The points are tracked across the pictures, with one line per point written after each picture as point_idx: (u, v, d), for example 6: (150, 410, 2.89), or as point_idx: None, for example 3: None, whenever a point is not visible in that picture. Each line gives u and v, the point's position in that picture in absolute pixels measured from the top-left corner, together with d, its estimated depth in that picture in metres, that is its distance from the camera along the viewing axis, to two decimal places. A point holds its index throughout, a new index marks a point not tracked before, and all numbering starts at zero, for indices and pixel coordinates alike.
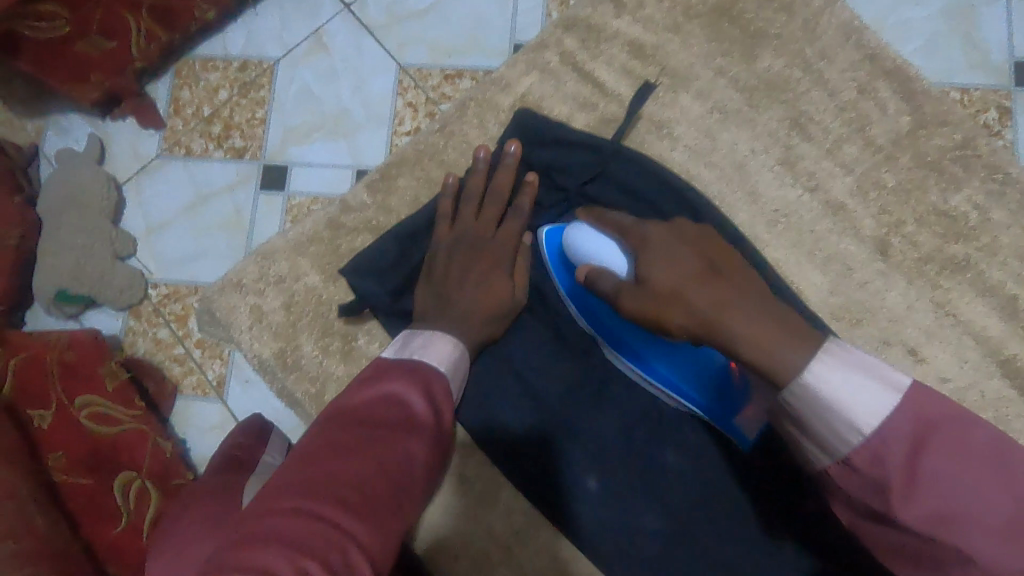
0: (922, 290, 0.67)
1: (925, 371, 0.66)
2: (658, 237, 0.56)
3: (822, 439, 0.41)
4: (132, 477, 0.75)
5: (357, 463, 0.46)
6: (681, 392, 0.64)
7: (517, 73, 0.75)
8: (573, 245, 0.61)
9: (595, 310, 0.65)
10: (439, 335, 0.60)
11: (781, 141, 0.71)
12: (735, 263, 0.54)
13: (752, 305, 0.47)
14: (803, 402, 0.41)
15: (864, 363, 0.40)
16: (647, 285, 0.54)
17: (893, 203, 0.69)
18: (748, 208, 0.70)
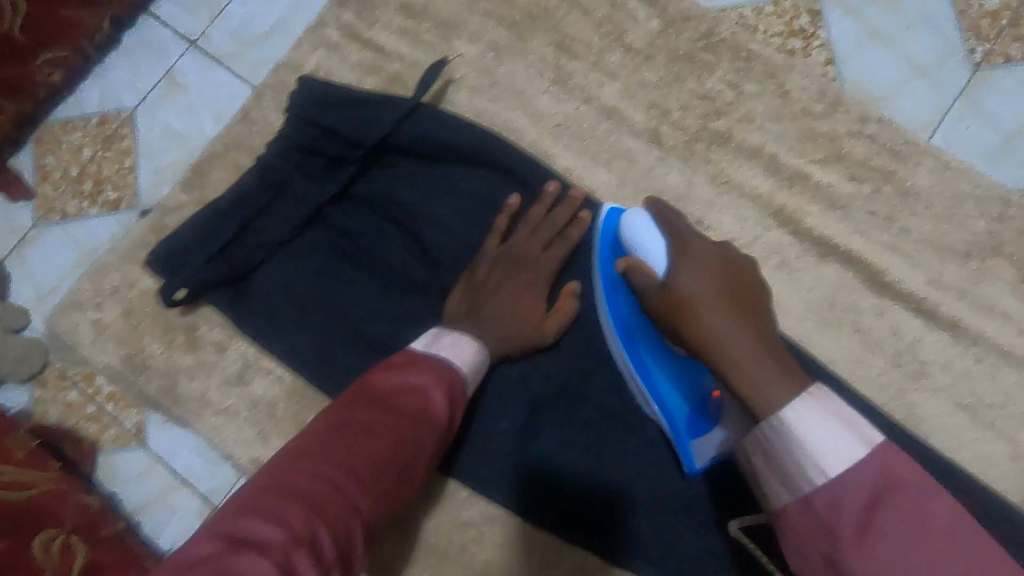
0: (696, 166, 0.74)
1: (713, 235, 0.73)
2: (705, 251, 0.57)
3: (787, 474, 0.42)
4: (53, 534, 0.67)
5: (371, 440, 0.49)
6: (658, 398, 0.65)
7: (304, 52, 0.79)
8: (630, 230, 0.62)
9: (621, 305, 0.66)
10: (467, 338, 0.63)
11: (552, 64, 0.78)
12: (763, 298, 0.55)
13: (760, 335, 0.51)
14: (775, 433, 0.43)
15: (840, 412, 0.42)
16: (670, 288, 0.55)
17: (657, 97, 0.76)
18: (533, 127, 0.76)
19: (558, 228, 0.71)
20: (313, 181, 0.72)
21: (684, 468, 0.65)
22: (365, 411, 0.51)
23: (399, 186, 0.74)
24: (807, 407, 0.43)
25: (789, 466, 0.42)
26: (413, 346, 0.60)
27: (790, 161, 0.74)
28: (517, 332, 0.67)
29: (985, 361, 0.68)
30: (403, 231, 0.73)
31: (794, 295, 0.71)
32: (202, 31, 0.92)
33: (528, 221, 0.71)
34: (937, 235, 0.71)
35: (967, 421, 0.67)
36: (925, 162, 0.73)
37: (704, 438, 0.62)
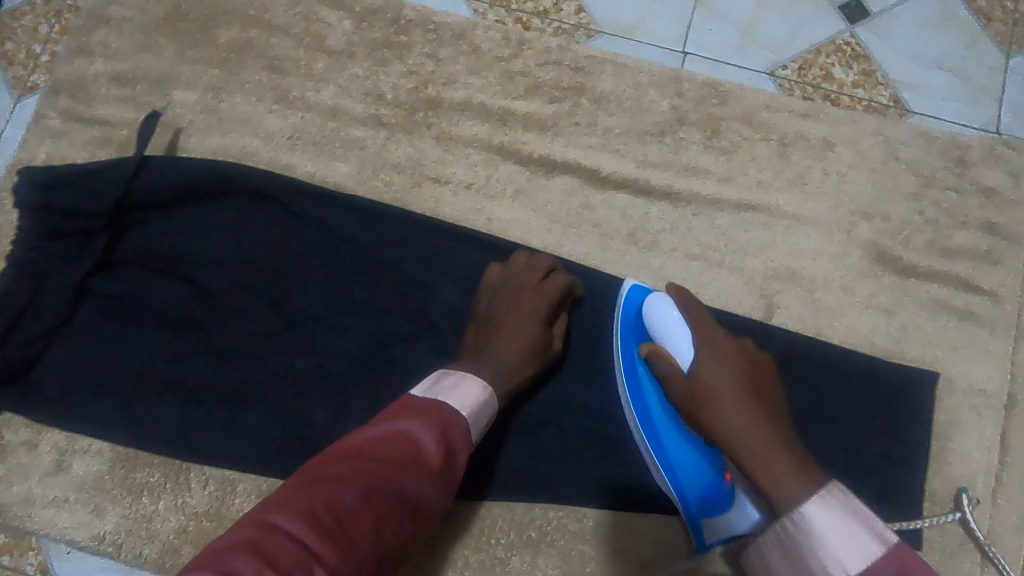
0: (420, 134, 0.82)
1: (452, 187, 0.81)
2: (724, 346, 0.65)
3: (805, 568, 0.47)
4: None
5: (348, 489, 0.48)
6: (675, 479, 0.69)
7: (33, 148, 0.82)
8: (652, 320, 0.69)
9: (645, 401, 0.71)
10: (469, 378, 0.63)
11: (268, 86, 0.84)
12: (779, 398, 0.63)
13: (773, 427, 0.59)
14: (795, 529, 0.49)
15: (858, 510, 0.47)
16: (694, 380, 0.64)
17: (369, 86, 0.83)
18: (267, 147, 0.82)
19: (548, 265, 0.75)
20: (66, 261, 0.74)
21: (695, 542, 0.70)
22: (341, 463, 0.51)
23: (158, 239, 0.78)
24: (824, 510, 0.48)
25: (802, 557, 0.48)
26: (412, 390, 0.59)
27: (496, 103, 0.83)
28: (529, 360, 0.69)
29: (701, 213, 0.80)
30: (174, 278, 0.77)
31: (535, 214, 0.80)
32: None
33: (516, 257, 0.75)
34: (635, 125, 0.82)
35: (702, 267, 0.78)
36: (605, 69, 0.84)
37: (719, 516, 0.67)
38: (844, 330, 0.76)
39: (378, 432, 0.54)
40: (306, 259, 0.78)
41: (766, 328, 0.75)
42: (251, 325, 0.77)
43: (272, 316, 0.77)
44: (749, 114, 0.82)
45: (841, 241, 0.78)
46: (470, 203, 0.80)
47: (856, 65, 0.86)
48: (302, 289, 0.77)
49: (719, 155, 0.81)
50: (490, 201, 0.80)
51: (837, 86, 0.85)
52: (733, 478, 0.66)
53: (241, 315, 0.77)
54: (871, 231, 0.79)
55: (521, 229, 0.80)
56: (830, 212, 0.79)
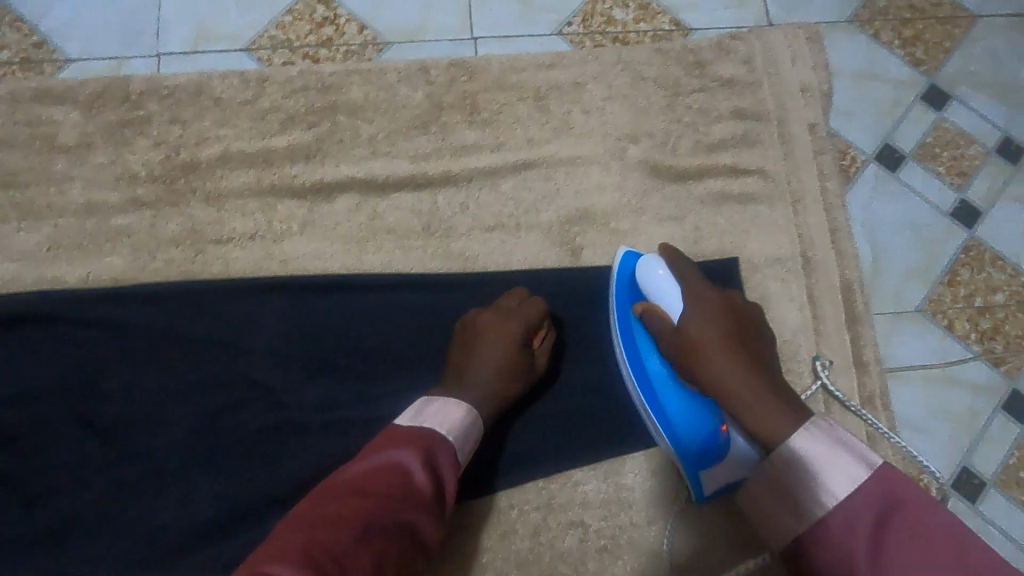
0: (188, 200, 0.79)
1: (235, 242, 0.79)
2: (718, 301, 0.65)
3: (800, 503, 0.50)
4: None
5: (344, 531, 0.51)
6: (676, 436, 0.67)
7: None
8: (646, 278, 0.68)
9: (642, 364, 0.69)
10: (449, 402, 0.65)
11: (9, 203, 0.78)
12: (769, 348, 0.64)
13: (763, 378, 0.59)
14: (786, 464, 0.52)
15: (844, 440, 0.51)
16: (687, 334, 0.63)
17: (119, 170, 0.80)
18: (25, 265, 0.76)
19: (520, 285, 0.76)
20: None
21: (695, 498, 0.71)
22: (337, 506, 0.53)
23: None
24: (813, 443, 0.51)
25: (792, 491, 0.51)
26: (398, 421, 0.63)
27: (255, 146, 0.81)
28: (513, 383, 0.70)
29: (485, 186, 0.81)
30: None
31: (327, 240, 0.79)
32: None
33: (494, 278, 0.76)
34: (397, 125, 0.83)
35: (503, 236, 0.80)
36: (352, 81, 0.84)
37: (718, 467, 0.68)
38: (646, 247, 0.80)
39: (366, 468, 0.57)
40: (102, 365, 0.73)
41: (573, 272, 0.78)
42: (62, 453, 0.71)
43: (82, 435, 0.72)
44: (500, 80, 0.85)
45: (619, 168, 0.82)
46: (258, 252, 0.78)
47: (631, 3, 0.93)
48: (105, 397, 0.73)
49: (484, 127, 0.83)
50: (279, 242, 0.79)
51: (622, 26, 0.93)
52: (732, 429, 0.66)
53: (49, 447, 0.71)
54: (642, 151, 0.83)
55: (318, 259, 0.78)
56: (600, 145, 0.83)
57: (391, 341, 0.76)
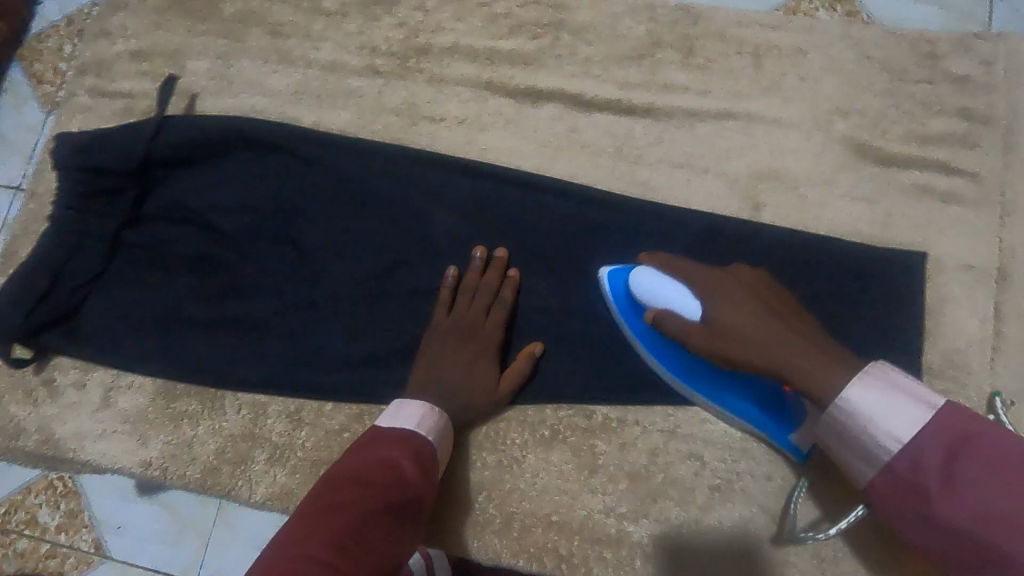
0: (414, 78, 0.88)
1: (446, 123, 0.86)
2: (718, 280, 0.68)
3: (865, 451, 0.56)
4: None
5: (357, 514, 0.59)
6: (738, 412, 0.71)
7: (67, 122, 0.90)
8: (640, 285, 0.70)
9: (669, 358, 0.71)
10: (421, 403, 0.72)
11: (273, 49, 0.91)
12: (783, 305, 0.66)
13: (799, 344, 0.61)
14: (839, 413, 0.57)
15: (897, 384, 0.55)
16: (714, 324, 0.65)
17: (364, 39, 0.90)
18: (275, 102, 0.89)
19: (494, 289, 0.77)
20: (103, 215, 0.83)
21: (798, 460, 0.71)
22: (344, 493, 0.61)
23: (181, 191, 0.84)
24: (864, 384, 0.56)
25: (861, 438, 0.55)
26: (378, 424, 0.70)
27: (482, 44, 0.88)
28: (471, 400, 0.74)
29: (683, 125, 0.84)
30: (196, 223, 0.84)
31: (526, 139, 0.85)
32: (11, 174, 0.98)
33: (465, 291, 0.77)
34: (613, 52, 0.87)
35: (689, 175, 0.82)
36: (581, 3, 0.89)
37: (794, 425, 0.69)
38: (829, 220, 0.79)
39: (362, 460, 0.65)
40: (312, 199, 0.84)
41: (754, 227, 0.79)
42: (267, 262, 0.82)
43: (286, 251, 0.83)
44: (721, 31, 0.86)
45: (820, 139, 0.82)
46: (463, 135, 0.86)
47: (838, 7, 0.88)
48: (312, 226, 0.83)
49: (695, 72, 0.85)
50: (481, 132, 0.86)
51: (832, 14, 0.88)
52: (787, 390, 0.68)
53: (259, 254, 0.83)
54: (849, 128, 0.82)
55: (513, 156, 0.85)
56: (807, 113, 0.83)
57: (559, 245, 0.80)
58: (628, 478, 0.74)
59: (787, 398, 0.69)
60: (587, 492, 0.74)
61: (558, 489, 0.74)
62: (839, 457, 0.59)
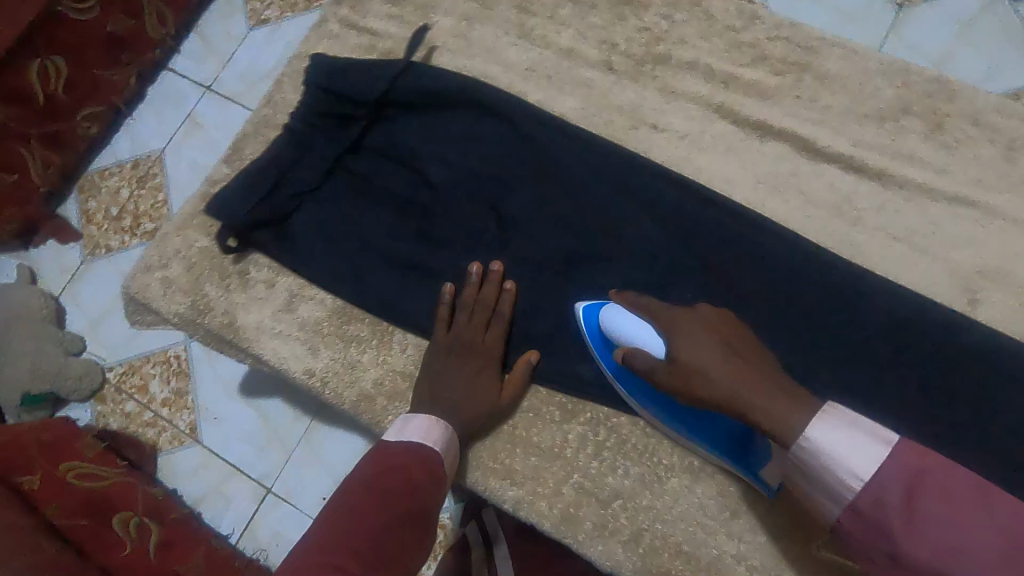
0: (646, 83, 0.89)
1: (667, 135, 0.86)
2: (682, 322, 0.71)
3: (831, 490, 0.56)
4: (130, 515, 1.19)
5: (375, 518, 0.58)
6: (712, 448, 0.72)
7: (313, 44, 0.97)
8: (614, 322, 0.74)
9: (642, 389, 0.74)
10: (417, 417, 0.72)
11: (515, 23, 0.94)
12: (757, 349, 0.69)
13: (771, 386, 0.63)
14: (801, 452, 0.57)
15: (854, 422, 0.56)
16: (677, 363, 0.68)
17: (606, 34, 0.91)
18: (507, 73, 0.91)
19: (496, 306, 0.80)
20: (329, 136, 0.87)
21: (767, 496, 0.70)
22: (358, 499, 0.60)
23: (404, 134, 0.89)
24: (823, 421, 0.57)
25: (823, 479, 0.56)
26: (382, 439, 0.70)
27: (722, 67, 0.88)
28: (475, 406, 0.75)
29: (911, 199, 0.81)
30: (409, 168, 0.88)
31: (744, 171, 0.84)
32: None
33: (466, 305, 0.80)
34: (855, 107, 0.85)
35: (905, 250, 0.79)
36: (834, 51, 0.87)
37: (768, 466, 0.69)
38: None
39: (375, 468, 0.64)
40: (521, 174, 0.87)
41: (969, 323, 0.74)
42: (465, 221, 0.86)
43: (485, 216, 0.86)
44: (976, 116, 0.82)
45: None
46: (681, 150, 0.86)
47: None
48: (514, 199, 0.86)
49: (938, 149, 0.82)
50: (700, 153, 0.85)
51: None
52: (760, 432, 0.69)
53: (460, 212, 0.86)
54: None
55: (726, 184, 0.84)
56: None
57: (757, 284, 0.78)
58: (770, 534, 0.72)
59: (755, 437, 0.70)
60: (724, 534, 0.73)
61: (695, 521, 0.74)
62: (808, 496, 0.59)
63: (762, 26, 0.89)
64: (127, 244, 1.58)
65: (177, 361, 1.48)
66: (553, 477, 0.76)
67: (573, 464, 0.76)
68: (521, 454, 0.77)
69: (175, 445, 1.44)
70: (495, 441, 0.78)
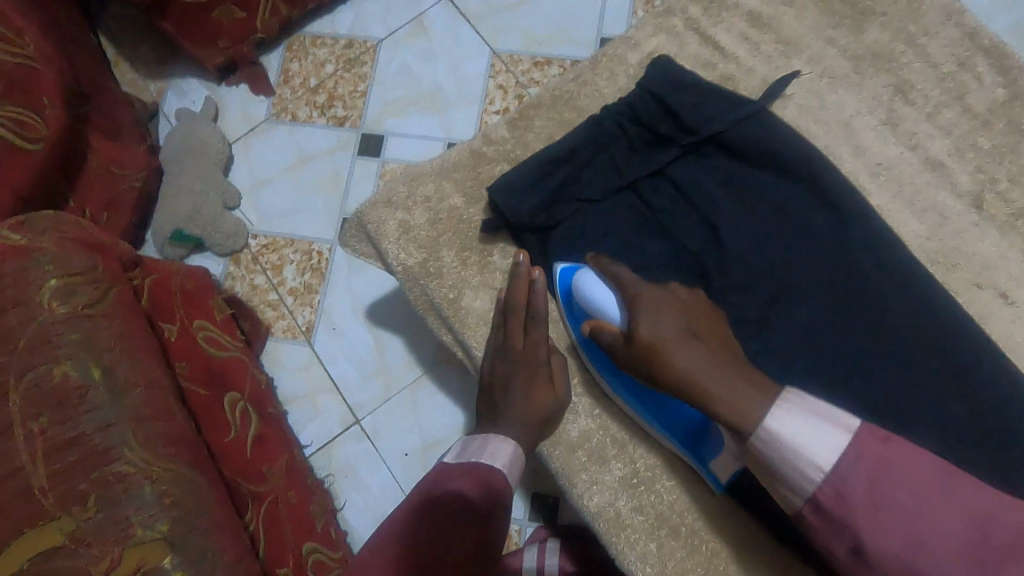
0: (1013, 240, 0.74)
1: (1016, 312, 0.72)
2: (649, 294, 0.68)
3: (792, 481, 0.54)
4: (237, 399, 1.15)
5: (416, 538, 0.60)
6: (665, 433, 0.71)
7: (645, 33, 0.84)
8: (580, 287, 0.72)
9: (600, 357, 0.74)
10: (494, 436, 0.70)
11: (885, 105, 0.79)
12: (716, 329, 0.68)
13: (728, 370, 0.61)
14: (762, 441, 0.55)
15: (810, 409, 0.54)
16: (634, 336, 0.65)
17: (987, 163, 0.76)
18: (853, 160, 0.78)
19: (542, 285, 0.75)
20: (635, 153, 0.77)
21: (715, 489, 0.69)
22: (406, 516, 0.62)
23: (714, 181, 0.77)
24: (784, 410, 0.55)
25: (783, 471, 0.54)
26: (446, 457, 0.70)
27: None
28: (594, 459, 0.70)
29: None
30: (705, 220, 0.76)
31: None
32: None
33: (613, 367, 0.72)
34: None
35: None
36: None
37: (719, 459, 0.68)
38: None
39: (429, 485, 0.65)
40: (832, 279, 0.73)
41: None
42: (745, 308, 0.74)
43: (770, 309, 0.74)
44: None
45: None
46: None
47: None
48: (812, 305, 0.73)
49: None
50: None
51: None
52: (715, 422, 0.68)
53: (743, 292, 0.74)
54: None
55: None
56: None
57: None
58: None
59: (710, 430, 0.70)
60: None
61: None
62: (773, 489, 0.56)
63: None
64: (313, 120, 1.49)
65: (318, 258, 1.43)
66: None
67: None
68: None
69: (287, 337, 1.40)
70: (688, 558, 0.69)
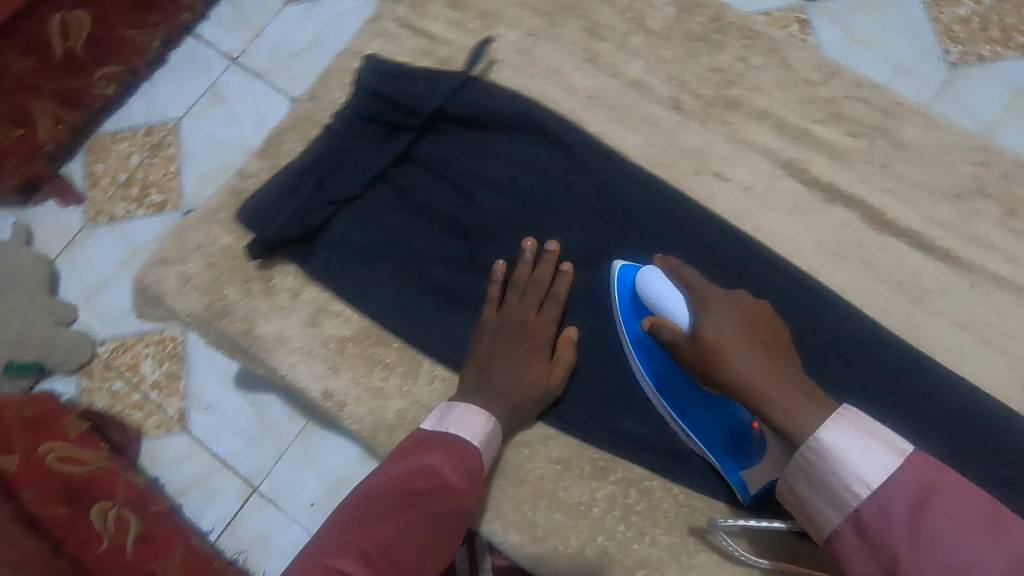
0: (713, 127, 0.84)
1: (731, 185, 0.82)
2: (717, 299, 0.66)
3: (833, 497, 0.53)
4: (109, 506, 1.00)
5: (388, 527, 0.61)
6: (704, 439, 0.71)
7: (363, 41, 0.91)
8: (647, 286, 0.70)
9: (655, 360, 0.72)
10: (473, 409, 0.70)
11: (583, 45, 0.89)
12: (775, 324, 0.66)
13: (773, 366, 0.61)
14: (815, 451, 0.54)
15: (870, 429, 0.54)
16: (698, 339, 0.64)
17: (676, 70, 0.87)
18: (568, 99, 0.87)
19: (541, 293, 0.76)
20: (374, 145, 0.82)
21: (740, 499, 0.70)
22: (388, 500, 0.63)
23: (453, 151, 0.84)
24: (840, 423, 0.54)
25: (827, 484, 0.53)
26: (425, 426, 0.70)
27: (795, 121, 0.84)
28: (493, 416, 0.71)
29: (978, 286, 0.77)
30: (455, 186, 0.83)
31: (806, 234, 0.80)
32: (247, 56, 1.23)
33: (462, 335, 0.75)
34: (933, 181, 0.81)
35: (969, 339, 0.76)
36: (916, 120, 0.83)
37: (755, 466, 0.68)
38: None
39: (407, 467, 0.65)
40: (573, 204, 0.81)
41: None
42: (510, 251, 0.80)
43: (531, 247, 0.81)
44: None
45: None
46: (745, 204, 0.81)
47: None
48: (565, 232, 0.80)
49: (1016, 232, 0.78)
50: (762, 210, 0.81)
51: None
52: (759, 422, 0.68)
53: (504, 238, 0.80)
54: None
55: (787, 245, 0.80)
56: None
57: (817, 361, 0.73)
58: None
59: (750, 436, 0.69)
60: None
61: None
62: (808, 507, 0.55)
63: (842, 83, 0.85)
64: None
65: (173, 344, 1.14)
66: (576, 537, 0.72)
67: (596, 524, 0.73)
68: (546, 508, 0.73)
69: None
70: (519, 491, 0.74)
